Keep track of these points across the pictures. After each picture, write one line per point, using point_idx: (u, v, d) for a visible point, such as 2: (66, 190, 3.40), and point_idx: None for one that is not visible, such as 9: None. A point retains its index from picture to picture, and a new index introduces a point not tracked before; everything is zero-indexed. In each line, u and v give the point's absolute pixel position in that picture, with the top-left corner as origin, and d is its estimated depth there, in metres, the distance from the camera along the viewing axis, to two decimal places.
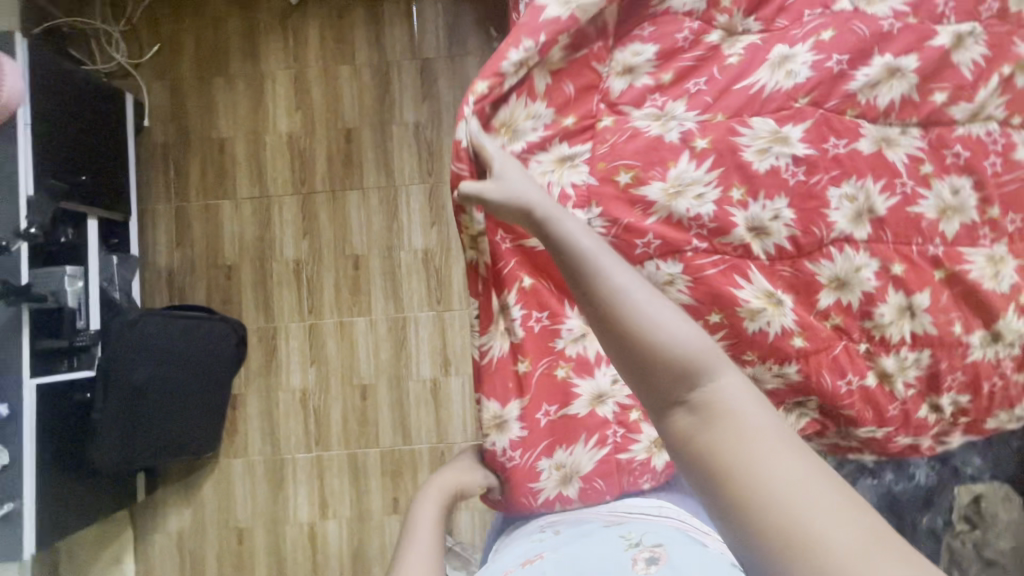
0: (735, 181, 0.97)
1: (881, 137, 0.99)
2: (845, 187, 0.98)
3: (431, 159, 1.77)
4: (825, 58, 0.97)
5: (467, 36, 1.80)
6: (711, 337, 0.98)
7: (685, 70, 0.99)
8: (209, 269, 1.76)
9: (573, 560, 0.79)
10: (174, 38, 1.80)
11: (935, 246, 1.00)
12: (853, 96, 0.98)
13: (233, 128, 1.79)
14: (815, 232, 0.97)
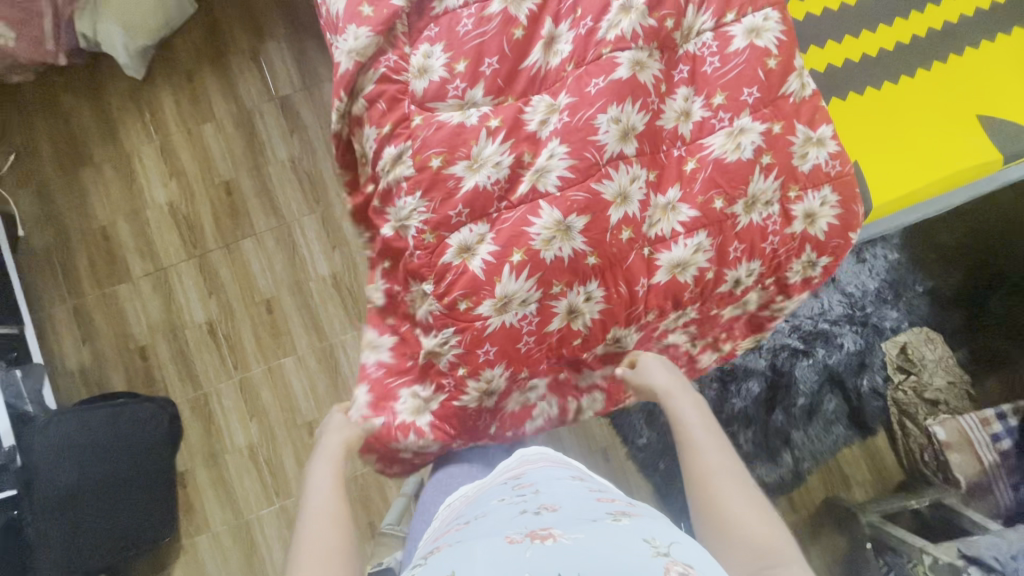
0: (525, 149, 0.97)
1: (633, 61, 0.97)
2: (612, 112, 0.95)
3: (315, 189, 1.80)
4: (581, 24, 1.01)
5: (316, 66, 1.86)
6: (518, 278, 0.92)
7: (476, 51, 0.98)
8: (123, 356, 1.72)
9: (595, 553, 0.64)
10: (27, 142, 1.79)
11: (678, 147, 1.02)
12: (605, 40, 0.98)
13: (111, 212, 1.78)
14: (589, 157, 0.94)
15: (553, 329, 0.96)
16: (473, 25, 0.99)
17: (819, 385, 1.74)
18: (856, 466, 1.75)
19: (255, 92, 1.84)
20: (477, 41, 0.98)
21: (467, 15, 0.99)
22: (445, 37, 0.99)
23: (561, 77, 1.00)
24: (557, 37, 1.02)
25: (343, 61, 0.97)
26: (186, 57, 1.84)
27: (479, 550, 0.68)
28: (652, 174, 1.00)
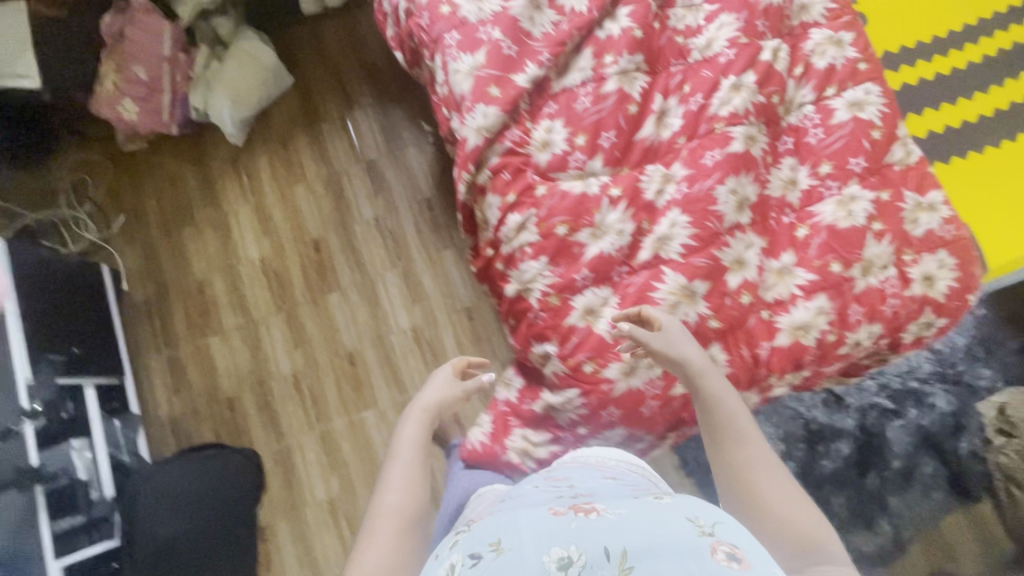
0: (644, 217, 1.01)
1: (747, 135, 1.01)
2: (730, 184, 0.98)
3: (398, 245, 1.88)
4: (689, 103, 1.07)
5: (401, 131, 1.98)
6: (646, 342, 0.95)
7: (594, 126, 1.04)
8: (212, 407, 1.78)
9: (638, 527, 0.64)
10: (136, 204, 1.93)
11: (787, 215, 1.04)
12: (717, 116, 1.03)
13: (208, 268, 1.88)
14: (711, 226, 0.97)
15: (676, 391, 0.98)
16: (592, 102, 1.06)
17: (914, 448, 1.66)
18: (960, 536, 1.64)
19: (344, 156, 1.96)
20: (595, 117, 1.05)
21: (585, 93, 1.07)
22: (565, 113, 1.06)
23: (673, 149, 1.05)
24: (668, 111, 1.08)
25: (473, 137, 1.04)
26: (281, 125, 1.99)
27: (521, 523, 0.67)
28: (764, 240, 1.02)
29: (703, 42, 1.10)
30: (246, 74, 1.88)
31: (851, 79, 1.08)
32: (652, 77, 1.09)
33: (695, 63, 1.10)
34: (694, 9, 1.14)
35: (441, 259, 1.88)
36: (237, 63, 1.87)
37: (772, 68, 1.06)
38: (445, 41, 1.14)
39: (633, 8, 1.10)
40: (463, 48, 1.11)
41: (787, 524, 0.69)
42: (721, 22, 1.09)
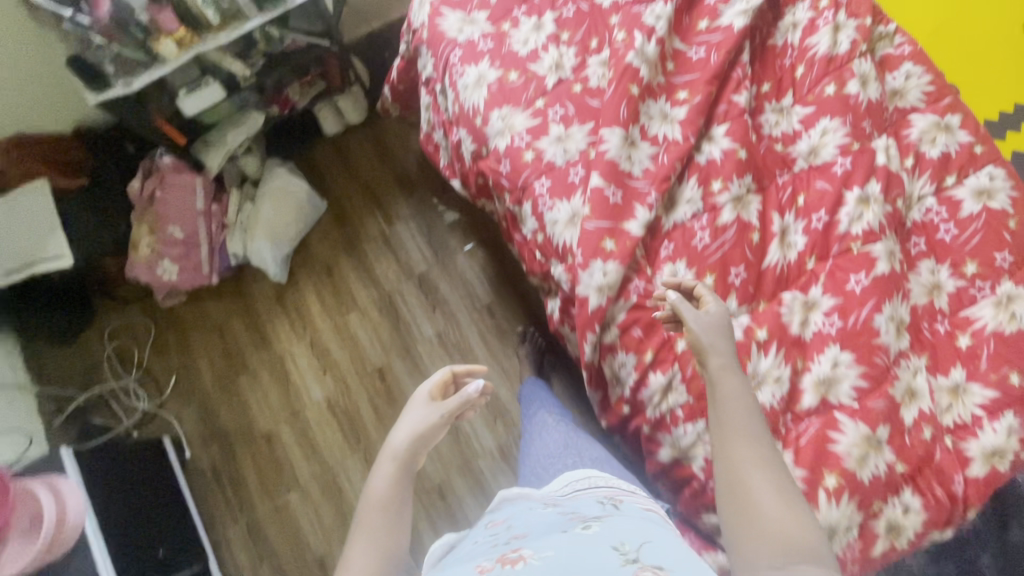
0: (797, 355, 0.93)
1: (889, 251, 0.95)
2: (888, 310, 0.91)
3: (466, 359, 1.80)
4: (810, 220, 1.00)
5: (446, 238, 1.92)
6: (841, 505, 0.85)
7: (720, 264, 0.98)
8: (302, 570, 1.65)
9: (564, 562, 0.63)
10: (185, 361, 1.84)
11: (940, 322, 0.97)
12: (849, 234, 0.97)
13: (272, 418, 1.78)
14: (879, 362, 0.89)
15: (877, 551, 0.86)
16: (710, 236, 0.99)
17: None
18: None
19: (392, 274, 1.89)
20: (719, 253, 0.98)
21: (699, 227, 1.00)
22: (685, 253, 0.99)
23: (808, 273, 0.98)
24: (787, 228, 1.02)
25: (594, 296, 0.97)
26: (323, 252, 1.91)
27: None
28: (925, 357, 0.95)
29: (806, 149, 1.05)
30: (283, 211, 1.82)
31: (969, 165, 1.03)
32: (762, 196, 1.04)
33: (802, 172, 1.05)
34: (786, 113, 1.09)
35: (512, 367, 1.79)
36: (273, 202, 1.82)
37: (889, 169, 1.00)
38: (535, 188, 1.08)
39: (729, 125, 1.05)
40: (557, 196, 1.05)
41: (772, 530, 0.62)
42: (823, 126, 1.04)
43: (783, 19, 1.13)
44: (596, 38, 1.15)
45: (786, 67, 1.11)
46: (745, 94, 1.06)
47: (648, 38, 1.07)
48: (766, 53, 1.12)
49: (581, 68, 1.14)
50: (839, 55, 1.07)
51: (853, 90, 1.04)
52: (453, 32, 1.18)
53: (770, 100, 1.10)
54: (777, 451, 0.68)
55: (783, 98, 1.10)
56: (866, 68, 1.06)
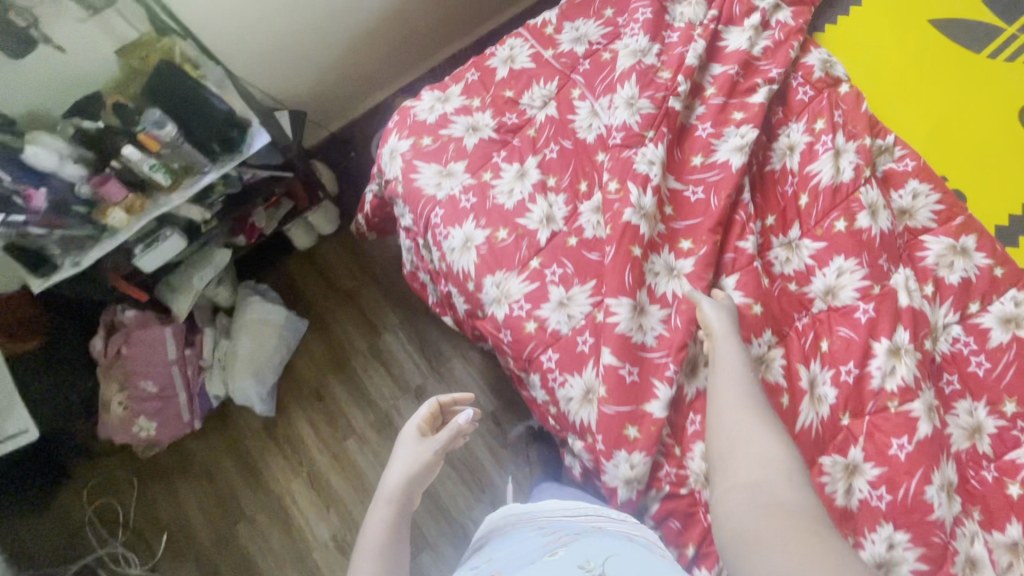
0: (847, 532, 0.87)
1: (928, 408, 0.89)
2: (937, 478, 0.86)
3: (477, 476, 1.71)
4: (838, 371, 0.94)
5: (439, 344, 1.83)
6: None
7: None
8: None
9: None
10: (176, 514, 1.71)
11: (988, 469, 0.92)
12: (882, 390, 0.91)
13: (277, 567, 1.65)
14: (937, 540, 0.84)
15: None
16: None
17: None
18: None
19: (387, 391, 1.78)
20: None
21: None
22: None
23: (845, 433, 0.92)
24: (815, 380, 0.96)
25: (624, 490, 0.91)
26: (310, 375, 1.80)
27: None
28: (977, 513, 0.90)
29: (822, 289, 0.99)
30: (263, 344, 1.71)
31: (991, 289, 0.98)
32: (783, 346, 0.98)
33: (822, 315, 0.99)
34: (795, 247, 1.03)
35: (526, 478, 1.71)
36: (250, 337, 1.71)
37: (914, 308, 0.95)
38: (541, 361, 1.00)
39: (739, 274, 0.99)
40: (567, 372, 0.97)
41: (755, 471, 0.65)
42: (838, 265, 0.98)
43: (777, 145, 1.08)
44: (585, 182, 1.08)
45: (789, 197, 1.05)
46: (752, 238, 1.01)
47: (644, 190, 1.01)
48: (765, 182, 1.07)
49: (573, 219, 1.06)
50: (843, 184, 1.01)
51: (864, 224, 0.98)
52: (430, 188, 1.09)
53: (776, 233, 1.04)
54: (768, 411, 0.74)
55: (791, 230, 1.04)
56: (873, 196, 1.01)
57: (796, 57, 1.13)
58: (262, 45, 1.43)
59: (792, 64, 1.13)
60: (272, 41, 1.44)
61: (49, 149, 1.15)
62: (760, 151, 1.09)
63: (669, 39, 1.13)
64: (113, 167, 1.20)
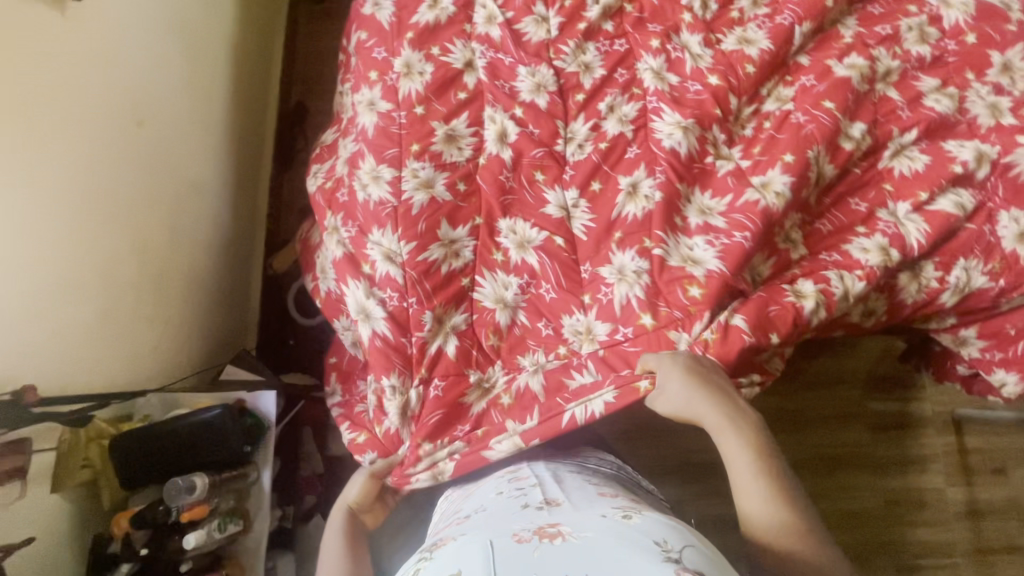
0: (942, 171, 1.04)
1: (893, 67, 1.09)
2: (937, 87, 1.08)
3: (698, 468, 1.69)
4: (848, 108, 1.06)
5: None
6: None
7: (845, 211, 1.07)
8: None
9: (602, 555, 0.56)
10: None
11: (949, 43, 1.11)
12: (869, 86, 1.08)
13: None
14: (967, 110, 1.07)
15: None
16: (823, 219, 1.07)
17: None
18: None
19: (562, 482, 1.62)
20: (836, 210, 1.07)
21: (811, 223, 1.07)
22: (834, 237, 1.06)
23: (883, 131, 1.07)
24: (846, 133, 1.06)
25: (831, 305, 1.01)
26: None
27: (482, 541, 0.60)
28: (967, 74, 1.09)
29: (777, 103, 1.09)
30: None
31: None
32: (814, 142, 1.04)
33: (799, 99, 1.07)
34: (739, 119, 1.09)
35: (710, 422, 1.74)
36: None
37: (812, 57, 1.11)
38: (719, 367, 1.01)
39: (740, 182, 1.04)
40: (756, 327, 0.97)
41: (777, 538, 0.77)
42: (769, 94, 1.10)
43: (648, 81, 1.09)
44: (605, 301, 1.01)
45: (704, 90, 1.08)
46: (719, 167, 1.06)
47: (585, 311, 1.02)
48: (678, 101, 1.08)
49: (633, 315, 1.00)
50: (714, 58, 1.10)
51: (756, 53, 1.08)
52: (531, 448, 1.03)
53: (726, 123, 1.07)
54: (775, 482, 0.80)
55: (732, 103, 1.08)
56: (734, 37, 1.11)
57: (587, 28, 1.11)
58: (155, 337, 1.18)
59: (587, 37, 1.12)
60: (160, 325, 1.19)
61: None
62: (647, 100, 1.09)
63: (422, 229, 1.04)
64: (188, 568, 0.97)
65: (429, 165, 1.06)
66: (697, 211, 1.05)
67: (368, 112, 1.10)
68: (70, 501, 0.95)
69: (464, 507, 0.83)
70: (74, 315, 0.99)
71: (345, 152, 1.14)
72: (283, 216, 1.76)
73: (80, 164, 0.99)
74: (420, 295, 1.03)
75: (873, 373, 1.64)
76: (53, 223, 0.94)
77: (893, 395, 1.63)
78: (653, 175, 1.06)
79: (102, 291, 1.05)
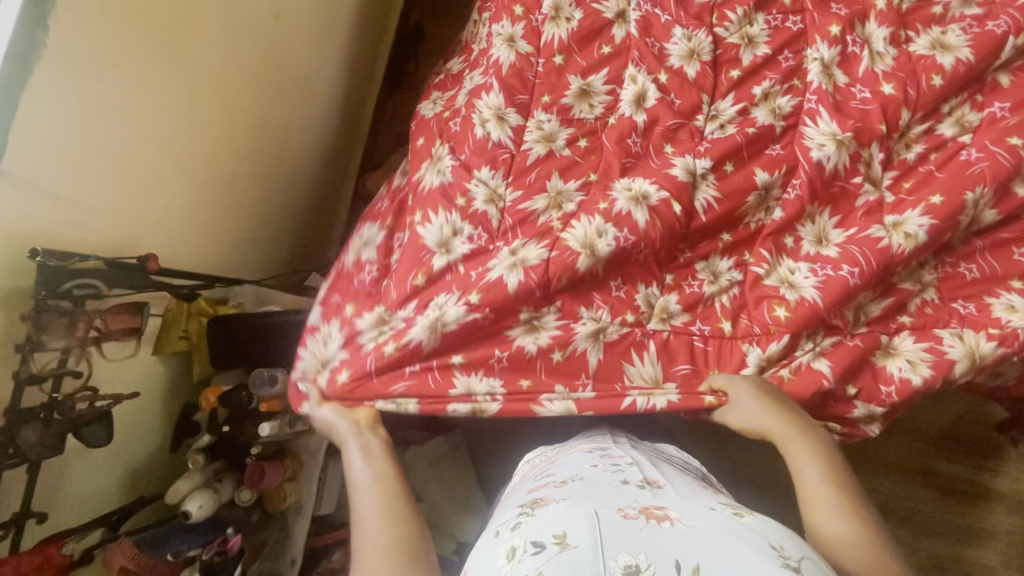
0: None
1: None
2: None
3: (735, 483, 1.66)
4: None
5: None
6: None
7: (1005, 260, 0.93)
8: None
9: (712, 548, 0.57)
10: None
11: None
12: None
13: None
14: None
15: None
16: (974, 264, 0.94)
17: None
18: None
19: None
20: (994, 256, 0.94)
21: (956, 266, 0.95)
22: (984, 286, 0.94)
23: None
24: None
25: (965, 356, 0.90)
26: None
27: (587, 509, 0.63)
28: None
29: (955, 128, 0.95)
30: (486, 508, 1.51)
31: None
32: (992, 177, 0.91)
33: (987, 124, 0.94)
34: (908, 133, 0.96)
35: None
36: (455, 503, 1.33)
37: (1017, 78, 0.95)
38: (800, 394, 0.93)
39: (887, 207, 0.94)
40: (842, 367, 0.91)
41: (849, 545, 0.70)
42: (953, 110, 0.95)
43: (812, 75, 0.97)
44: (689, 289, 0.97)
45: (875, 96, 0.95)
46: (866, 187, 0.95)
47: (664, 290, 0.97)
48: (840, 107, 0.96)
49: (714, 316, 0.96)
50: (896, 60, 0.96)
51: (952, 62, 0.94)
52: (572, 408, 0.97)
53: (892, 135, 0.95)
54: (851, 499, 0.76)
55: (902, 118, 0.95)
56: (928, 39, 0.96)
57: None
58: (254, 232, 1.23)
59: (757, 7, 1.00)
60: (259, 222, 1.23)
61: (201, 491, 1.00)
62: (807, 96, 0.98)
63: (532, 179, 1.00)
64: (256, 453, 1.04)
65: (555, 120, 1.01)
66: (813, 238, 0.96)
67: (505, 48, 1.04)
68: (165, 363, 1.03)
69: (551, 470, 0.86)
70: (191, 197, 1.03)
71: (468, 83, 1.09)
72: (383, 131, 1.76)
73: (221, 51, 1.01)
74: (509, 239, 0.98)
75: (953, 432, 1.52)
76: (183, 113, 0.97)
77: (966, 458, 1.51)
78: (790, 176, 0.97)
79: (218, 179, 1.08)
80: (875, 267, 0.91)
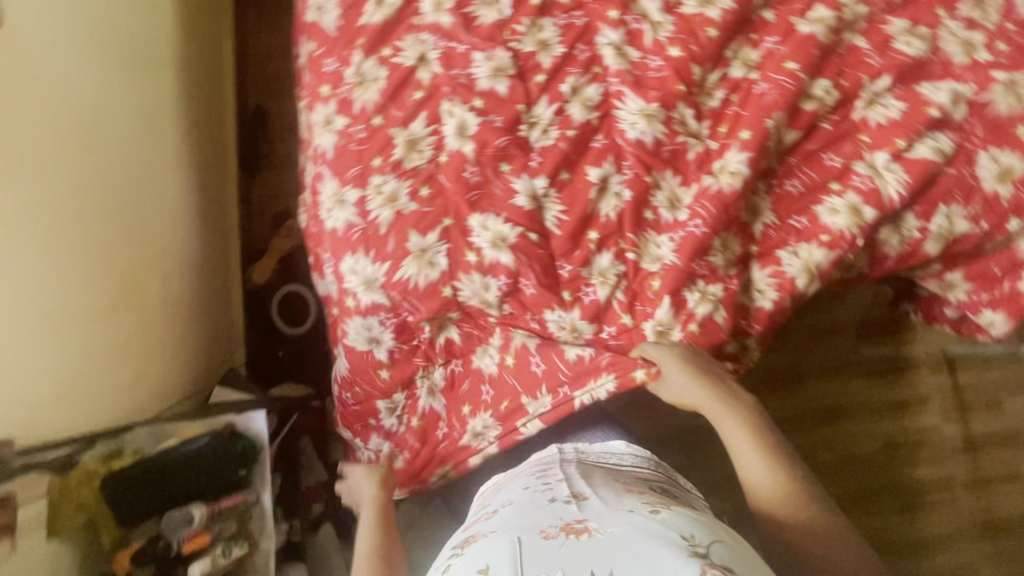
0: (918, 118, 1.01)
1: (860, 14, 1.04)
2: (908, 29, 1.04)
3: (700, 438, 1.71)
4: (817, 64, 1.02)
5: None
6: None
7: (823, 168, 1.03)
8: None
9: (627, 552, 0.58)
10: None
11: None
12: (837, 37, 1.03)
13: None
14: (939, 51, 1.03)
15: None
16: (799, 180, 1.03)
17: None
18: None
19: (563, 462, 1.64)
20: (813, 168, 1.03)
21: (785, 187, 1.04)
22: (811, 198, 1.03)
23: (855, 81, 1.03)
24: (816, 88, 1.03)
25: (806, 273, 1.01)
26: None
27: (509, 538, 0.64)
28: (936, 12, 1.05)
29: (743, 69, 1.04)
30: None
31: None
32: (784, 104, 1.00)
33: (767, 58, 1.03)
34: (707, 85, 1.04)
35: None
36: None
37: (779, 10, 1.05)
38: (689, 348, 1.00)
39: (709, 158, 1.02)
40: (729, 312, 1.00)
41: (772, 491, 0.83)
42: (736, 55, 1.04)
43: (608, 60, 1.04)
44: (588, 300, 1.02)
45: (666, 64, 1.03)
46: (689, 142, 1.02)
47: (567, 309, 1.02)
48: (642, 80, 1.03)
49: (615, 316, 1.02)
50: (675, 25, 1.04)
51: (719, 15, 1.03)
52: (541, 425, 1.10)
53: (692, 91, 1.03)
54: (772, 447, 0.86)
55: (695, 74, 1.03)
56: None
57: (540, 5, 1.06)
58: (138, 369, 1.16)
59: (541, 14, 1.06)
60: (141, 356, 1.17)
61: None
62: (609, 81, 1.04)
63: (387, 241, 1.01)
64: None
65: (392, 175, 1.02)
66: (669, 201, 1.02)
67: (326, 132, 1.07)
68: (70, 541, 0.96)
69: (490, 498, 0.86)
70: (52, 366, 0.96)
71: (307, 177, 1.13)
72: (256, 221, 1.72)
73: (41, 206, 0.95)
74: (411, 309, 1.03)
75: (865, 323, 1.63)
76: (21, 286, 0.90)
77: (885, 341, 1.63)
78: (620, 156, 1.03)
79: (79, 332, 1.02)
80: (718, 215, 0.99)
